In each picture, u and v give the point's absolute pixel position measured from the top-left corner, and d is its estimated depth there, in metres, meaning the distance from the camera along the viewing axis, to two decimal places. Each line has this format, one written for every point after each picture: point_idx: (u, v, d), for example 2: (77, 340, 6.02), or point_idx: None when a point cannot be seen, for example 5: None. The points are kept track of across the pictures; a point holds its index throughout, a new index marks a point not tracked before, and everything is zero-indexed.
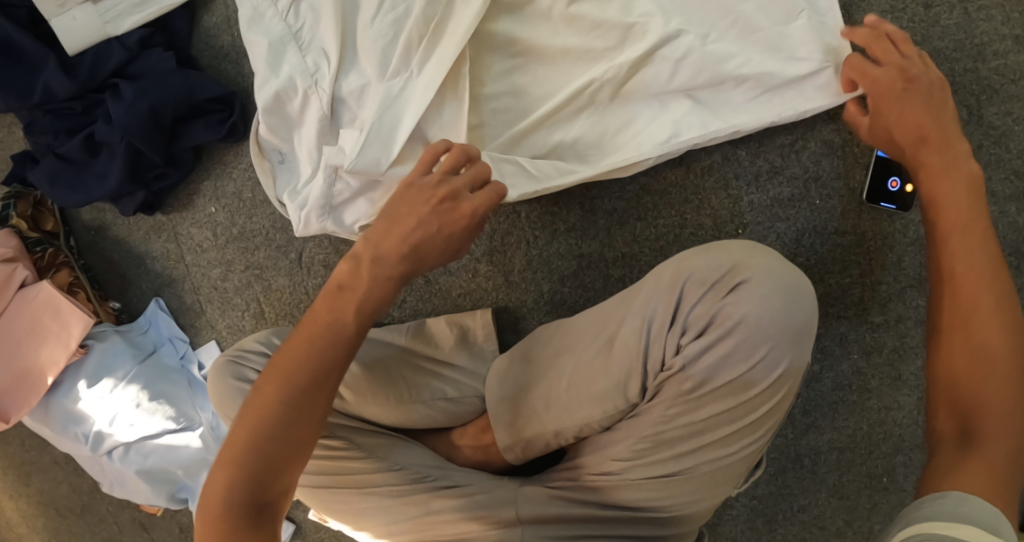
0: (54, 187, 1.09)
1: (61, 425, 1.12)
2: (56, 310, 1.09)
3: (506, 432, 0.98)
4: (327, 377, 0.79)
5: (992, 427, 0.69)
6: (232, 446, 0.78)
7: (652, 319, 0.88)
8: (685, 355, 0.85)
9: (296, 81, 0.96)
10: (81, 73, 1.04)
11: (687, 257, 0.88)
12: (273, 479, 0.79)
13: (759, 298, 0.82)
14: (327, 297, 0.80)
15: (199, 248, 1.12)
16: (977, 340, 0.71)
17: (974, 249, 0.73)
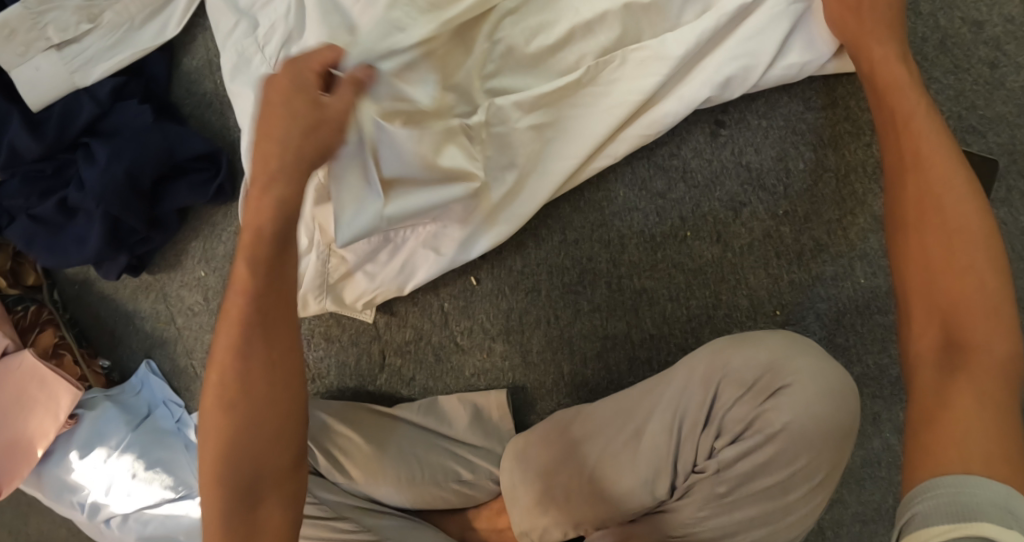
0: (30, 247, 1.00)
1: (54, 494, 1.06)
2: (43, 380, 1.02)
3: (521, 516, 0.93)
4: (266, 333, 0.72)
5: (979, 342, 0.65)
6: (209, 447, 0.71)
7: (684, 417, 0.84)
8: (718, 460, 0.80)
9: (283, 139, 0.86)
10: (48, 132, 0.93)
11: (722, 349, 0.83)
12: (263, 455, 0.71)
13: (803, 406, 0.77)
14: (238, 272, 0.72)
15: (190, 312, 1.05)
16: (935, 252, 0.69)
17: (948, 187, 0.71)
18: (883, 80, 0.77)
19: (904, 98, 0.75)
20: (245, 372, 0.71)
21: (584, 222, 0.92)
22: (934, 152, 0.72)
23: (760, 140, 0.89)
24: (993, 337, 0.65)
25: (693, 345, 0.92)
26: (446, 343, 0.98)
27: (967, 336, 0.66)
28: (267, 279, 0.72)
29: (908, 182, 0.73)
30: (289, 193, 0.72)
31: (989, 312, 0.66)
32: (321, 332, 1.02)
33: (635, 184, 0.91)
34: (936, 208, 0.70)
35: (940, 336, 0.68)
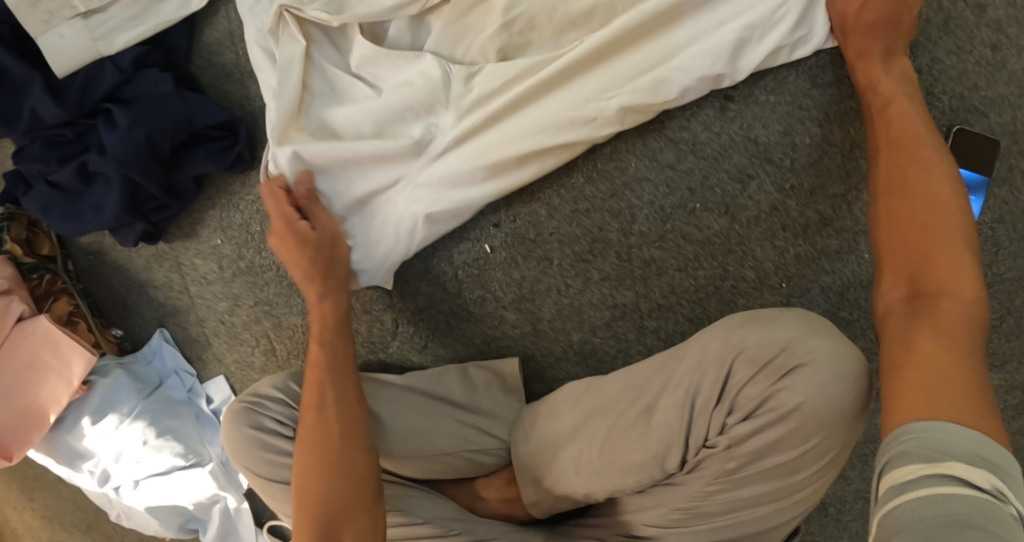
0: (47, 214, 1.01)
1: (66, 460, 1.08)
2: (55, 345, 1.04)
3: (532, 489, 0.92)
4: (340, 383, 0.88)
5: (940, 290, 0.69)
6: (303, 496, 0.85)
7: (697, 392, 0.82)
8: (730, 436, 0.79)
9: (293, 101, 0.90)
10: (70, 99, 0.95)
11: (737, 327, 0.82)
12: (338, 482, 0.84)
13: (815, 386, 0.76)
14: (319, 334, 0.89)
15: (204, 280, 1.06)
16: (906, 221, 0.74)
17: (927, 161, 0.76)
18: (863, 84, 0.84)
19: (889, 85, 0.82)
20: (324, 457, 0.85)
21: (596, 192, 0.94)
22: (904, 126, 0.78)
23: (768, 114, 0.91)
24: (962, 285, 0.69)
25: (700, 314, 0.95)
26: (458, 310, 0.99)
27: (934, 288, 0.70)
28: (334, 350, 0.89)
29: (898, 154, 0.78)
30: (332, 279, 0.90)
31: (957, 268, 0.70)
32: None
33: (646, 156, 0.92)
34: (912, 179, 0.76)
35: (908, 290, 0.71)
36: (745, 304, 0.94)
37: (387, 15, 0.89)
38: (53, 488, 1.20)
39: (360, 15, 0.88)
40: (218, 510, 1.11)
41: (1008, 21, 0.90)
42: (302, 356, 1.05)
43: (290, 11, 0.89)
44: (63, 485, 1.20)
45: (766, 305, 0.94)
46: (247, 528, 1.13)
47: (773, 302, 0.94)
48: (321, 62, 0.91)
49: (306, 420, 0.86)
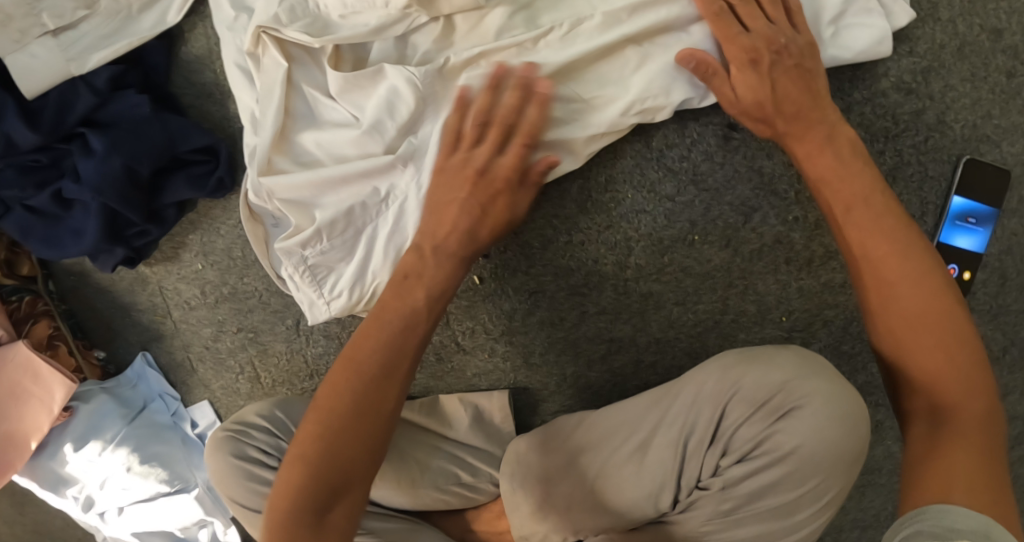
0: (27, 239, 0.97)
1: (49, 487, 1.06)
2: (37, 373, 1.01)
3: (521, 520, 0.89)
4: (396, 353, 0.77)
5: (953, 400, 0.67)
6: (299, 443, 0.75)
7: (692, 431, 0.80)
8: (725, 478, 0.77)
9: (271, 123, 0.85)
10: (45, 122, 0.91)
11: (737, 367, 0.78)
12: (350, 453, 0.75)
13: (814, 428, 0.73)
14: (395, 282, 0.79)
15: (187, 305, 1.02)
16: (900, 329, 0.70)
17: (894, 242, 0.71)
18: (813, 177, 0.77)
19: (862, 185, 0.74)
20: (321, 467, 0.74)
21: (592, 222, 0.89)
22: (878, 218, 0.72)
23: (773, 145, 0.87)
24: (971, 394, 0.67)
25: (699, 349, 0.92)
26: (450, 342, 0.95)
27: (947, 395, 0.67)
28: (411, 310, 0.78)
29: (872, 231, 0.72)
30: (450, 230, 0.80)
31: (965, 375, 0.67)
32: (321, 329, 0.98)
33: (644, 186, 0.88)
34: (894, 289, 0.70)
35: (924, 408, 0.68)
36: (744, 339, 0.92)
37: (372, 36, 0.83)
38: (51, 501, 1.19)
39: (344, 37, 0.83)
40: (205, 535, 1.10)
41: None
42: (287, 384, 1.02)
43: (269, 32, 0.84)
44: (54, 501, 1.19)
45: (766, 338, 0.92)
46: None
47: (774, 336, 0.92)
48: (301, 81, 0.87)
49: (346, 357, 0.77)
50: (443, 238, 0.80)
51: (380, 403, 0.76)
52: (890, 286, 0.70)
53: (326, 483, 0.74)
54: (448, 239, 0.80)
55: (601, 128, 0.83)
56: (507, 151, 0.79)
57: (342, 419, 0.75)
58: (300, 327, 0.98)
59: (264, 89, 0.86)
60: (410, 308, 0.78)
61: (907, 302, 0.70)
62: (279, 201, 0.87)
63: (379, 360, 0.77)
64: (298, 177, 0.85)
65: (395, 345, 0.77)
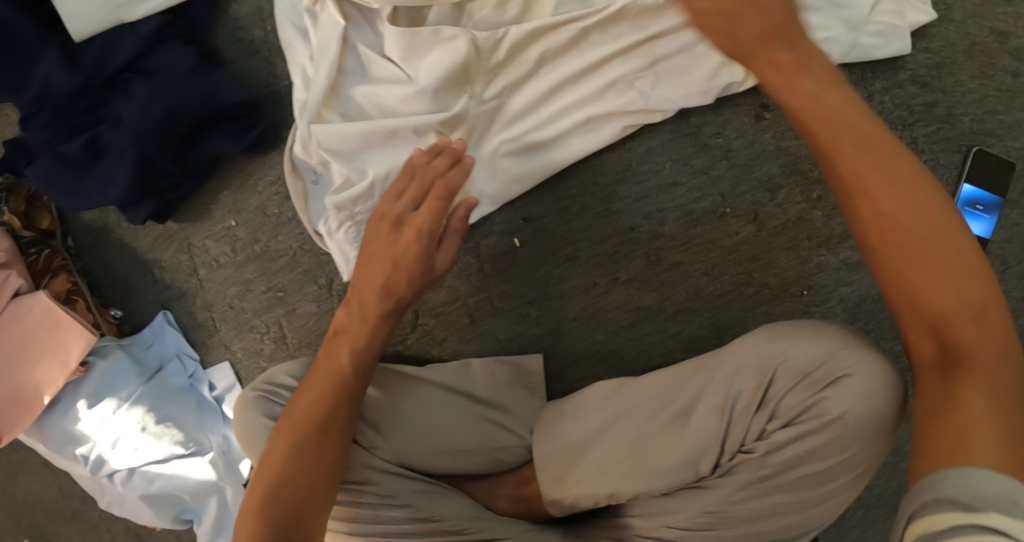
0: (51, 188, 0.95)
1: (56, 445, 1.03)
2: (55, 324, 0.99)
3: (551, 486, 0.91)
4: (325, 423, 0.77)
5: (970, 343, 0.64)
6: (245, 525, 0.74)
7: (737, 398, 0.81)
8: (770, 441, 0.78)
9: (325, 77, 0.87)
10: (86, 65, 0.91)
11: (779, 337, 0.80)
12: (298, 527, 0.74)
13: (859, 399, 0.74)
14: (326, 347, 0.81)
15: (215, 263, 1.02)
16: (905, 268, 0.65)
17: (920, 192, 0.65)
18: (800, 114, 0.70)
19: (857, 119, 0.68)
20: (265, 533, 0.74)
21: (628, 192, 0.93)
22: (850, 155, 0.67)
23: None
24: (998, 350, 0.64)
25: (723, 321, 0.95)
26: (483, 305, 0.97)
27: (961, 341, 0.64)
28: (334, 377, 0.79)
29: (908, 180, 0.66)
30: (365, 298, 0.79)
31: (978, 320, 0.64)
32: (354, 289, 0.99)
33: (680, 159, 0.93)
34: (901, 231, 0.65)
35: (936, 351, 0.65)
36: (764, 311, 0.95)
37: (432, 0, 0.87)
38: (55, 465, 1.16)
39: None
40: (215, 501, 1.08)
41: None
42: (313, 345, 1.02)
43: None
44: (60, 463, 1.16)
45: (786, 312, 0.95)
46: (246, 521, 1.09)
47: (793, 310, 0.95)
48: (356, 39, 0.89)
49: (282, 432, 0.77)
50: (366, 296, 0.79)
51: (317, 472, 0.76)
52: (903, 243, 0.65)
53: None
54: (367, 302, 0.79)
55: (626, 108, 0.90)
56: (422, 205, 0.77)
57: (280, 498, 0.74)
58: (332, 286, 0.99)
59: (319, 45, 0.88)
60: (337, 373, 0.79)
61: (920, 250, 0.65)
62: (325, 152, 0.87)
63: (318, 415, 0.77)
64: (346, 129, 0.86)
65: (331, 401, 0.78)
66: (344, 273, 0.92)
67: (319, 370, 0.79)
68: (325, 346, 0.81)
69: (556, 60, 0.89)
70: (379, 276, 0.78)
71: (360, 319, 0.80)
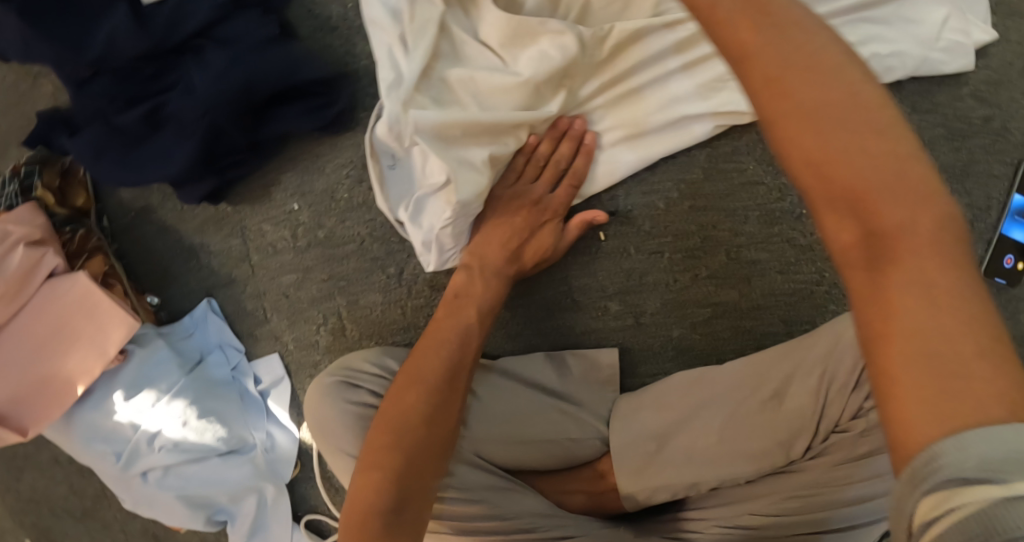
0: (98, 159, 0.88)
1: (86, 439, 0.95)
2: (93, 308, 0.91)
3: (629, 478, 0.91)
4: (451, 375, 0.85)
5: (890, 224, 0.50)
6: (371, 455, 0.81)
7: (834, 377, 0.83)
8: (869, 419, 0.81)
9: (422, 63, 0.84)
10: (157, 29, 0.85)
11: None
12: (422, 461, 0.81)
13: None
14: (446, 306, 0.89)
15: (271, 249, 0.97)
16: (835, 167, 0.51)
17: (807, 56, 0.54)
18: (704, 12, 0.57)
19: (790, 9, 0.56)
20: (396, 468, 0.80)
21: (712, 189, 0.94)
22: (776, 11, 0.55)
23: None
24: (920, 223, 0.50)
25: (794, 318, 0.95)
26: (561, 298, 0.97)
27: (883, 221, 0.50)
28: (459, 333, 0.87)
29: (776, 50, 0.54)
30: (492, 261, 0.89)
31: (893, 191, 0.50)
32: (425, 280, 0.95)
33: (763, 160, 0.93)
34: (817, 116, 0.52)
35: (859, 243, 0.51)
36: (834, 310, 0.95)
37: None
38: (65, 463, 1.10)
39: None
40: (253, 500, 1.01)
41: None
42: (374, 338, 0.97)
43: None
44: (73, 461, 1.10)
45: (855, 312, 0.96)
46: (282, 524, 1.04)
47: None
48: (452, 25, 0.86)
49: (406, 376, 0.85)
50: (492, 259, 0.89)
51: (443, 417, 0.84)
52: (792, 88, 0.53)
53: (395, 486, 0.79)
54: (494, 264, 0.89)
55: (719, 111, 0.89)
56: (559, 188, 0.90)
57: (406, 433, 0.81)
58: (402, 276, 0.95)
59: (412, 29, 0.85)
60: (461, 329, 0.87)
61: (841, 128, 0.52)
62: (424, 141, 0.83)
63: (442, 368, 0.85)
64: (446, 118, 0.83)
65: (455, 357, 0.86)
66: (431, 264, 0.90)
67: (442, 323, 0.87)
68: (445, 302, 0.89)
69: (653, 58, 0.88)
70: (508, 244, 0.89)
71: (486, 280, 0.89)
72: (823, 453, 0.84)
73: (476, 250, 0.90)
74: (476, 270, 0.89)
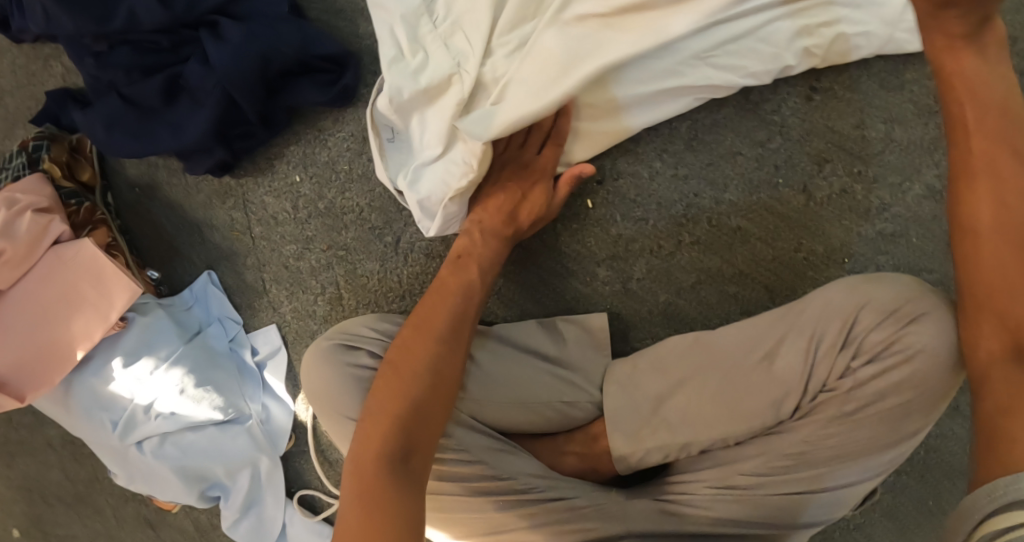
0: (111, 130, 0.93)
1: (84, 408, 0.97)
2: (98, 275, 0.94)
3: (624, 440, 0.91)
4: (457, 322, 0.90)
5: (986, 258, 0.75)
6: (380, 399, 0.85)
7: (822, 339, 0.84)
8: (855, 378, 0.82)
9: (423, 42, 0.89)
10: (176, 4, 0.89)
11: (861, 285, 0.84)
12: (428, 404, 0.86)
13: (940, 334, 0.79)
14: (450, 262, 0.94)
15: (272, 220, 1.00)
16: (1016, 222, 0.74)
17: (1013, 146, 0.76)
18: (950, 78, 0.78)
19: (978, 86, 0.77)
20: (404, 409, 0.84)
21: (695, 159, 0.98)
22: (993, 102, 0.76)
23: (848, 108, 0.97)
24: (1004, 265, 0.74)
25: (776, 284, 0.99)
26: (552, 265, 1.01)
27: (980, 262, 0.75)
28: (463, 283, 0.92)
29: (1002, 140, 0.76)
30: (488, 221, 0.93)
31: (1011, 243, 0.74)
32: (422, 248, 0.98)
33: (742, 132, 0.97)
34: (1014, 189, 0.75)
35: (979, 276, 0.75)
36: (813, 278, 0.99)
37: None
38: (58, 446, 1.09)
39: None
40: (247, 475, 1.02)
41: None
42: (372, 306, 1.00)
43: None
44: (67, 444, 1.09)
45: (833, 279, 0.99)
46: (277, 497, 1.04)
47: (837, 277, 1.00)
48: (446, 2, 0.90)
49: (414, 324, 0.90)
50: (489, 222, 0.93)
51: (449, 360, 0.89)
52: (1005, 156, 0.75)
53: (412, 425, 0.84)
54: (493, 225, 0.93)
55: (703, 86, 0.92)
56: (546, 152, 0.93)
57: (414, 377, 0.86)
58: (400, 244, 0.98)
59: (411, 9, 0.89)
60: (466, 281, 0.92)
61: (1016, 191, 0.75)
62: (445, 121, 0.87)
63: (448, 316, 0.90)
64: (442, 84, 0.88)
65: (460, 305, 0.91)
66: (430, 232, 0.93)
67: (447, 274, 0.92)
68: (449, 258, 0.94)
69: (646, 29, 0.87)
70: (503, 209, 0.93)
71: (488, 236, 0.93)
72: (812, 415, 0.85)
73: (475, 216, 0.94)
74: (475, 231, 0.94)
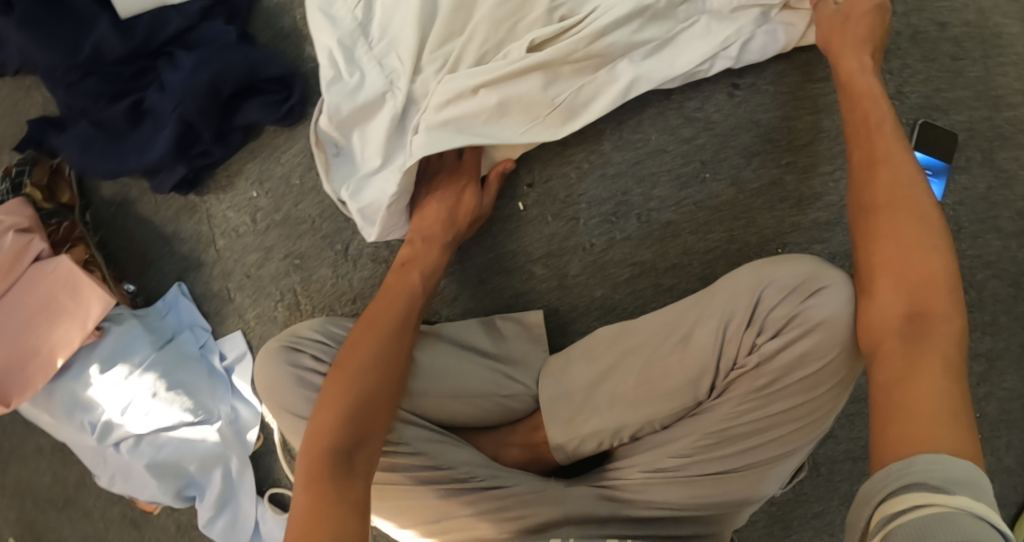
0: (85, 153, 1.02)
1: (65, 412, 1.04)
2: (76, 286, 1.02)
3: (560, 429, 0.94)
4: (403, 324, 0.93)
5: (873, 257, 0.80)
6: (328, 400, 0.87)
7: (730, 320, 0.87)
8: (762, 353, 0.85)
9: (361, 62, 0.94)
10: (136, 36, 0.99)
11: (766, 265, 0.88)
12: (375, 403, 0.88)
13: (842, 303, 0.82)
14: (395, 273, 0.97)
15: (234, 233, 1.07)
16: (906, 214, 0.80)
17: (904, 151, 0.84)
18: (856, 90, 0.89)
19: (871, 91, 0.88)
20: (350, 408, 0.86)
21: (621, 158, 1.03)
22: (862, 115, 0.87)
23: (769, 102, 1.01)
24: (893, 260, 0.79)
25: (710, 275, 1.03)
26: (491, 264, 1.05)
27: (875, 258, 0.80)
28: (408, 289, 0.95)
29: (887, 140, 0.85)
30: (430, 228, 0.97)
31: (898, 233, 0.80)
32: (369, 254, 1.05)
33: (665, 130, 1.02)
34: (907, 189, 0.82)
35: (875, 269, 0.80)
36: None
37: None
38: (49, 452, 1.16)
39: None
40: (220, 473, 1.08)
41: (978, 24, 1.04)
42: (327, 310, 1.06)
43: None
44: (57, 449, 1.17)
45: None
46: (248, 496, 1.10)
47: None
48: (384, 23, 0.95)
49: (361, 328, 0.92)
50: (429, 230, 0.97)
51: (395, 361, 0.91)
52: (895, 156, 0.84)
53: (354, 422, 0.86)
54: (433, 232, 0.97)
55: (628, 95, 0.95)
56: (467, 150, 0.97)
57: (361, 378, 0.88)
58: (348, 251, 1.05)
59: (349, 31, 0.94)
60: (410, 286, 0.95)
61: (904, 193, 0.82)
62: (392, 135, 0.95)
63: (394, 318, 0.93)
64: (376, 101, 0.94)
65: (406, 309, 0.94)
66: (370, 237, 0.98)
67: (394, 281, 0.95)
68: (397, 268, 0.97)
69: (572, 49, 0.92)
70: (438, 214, 0.97)
71: (429, 245, 0.97)
72: (727, 395, 0.88)
73: (418, 225, 0.98)
74: (417, 240, 0.97)
